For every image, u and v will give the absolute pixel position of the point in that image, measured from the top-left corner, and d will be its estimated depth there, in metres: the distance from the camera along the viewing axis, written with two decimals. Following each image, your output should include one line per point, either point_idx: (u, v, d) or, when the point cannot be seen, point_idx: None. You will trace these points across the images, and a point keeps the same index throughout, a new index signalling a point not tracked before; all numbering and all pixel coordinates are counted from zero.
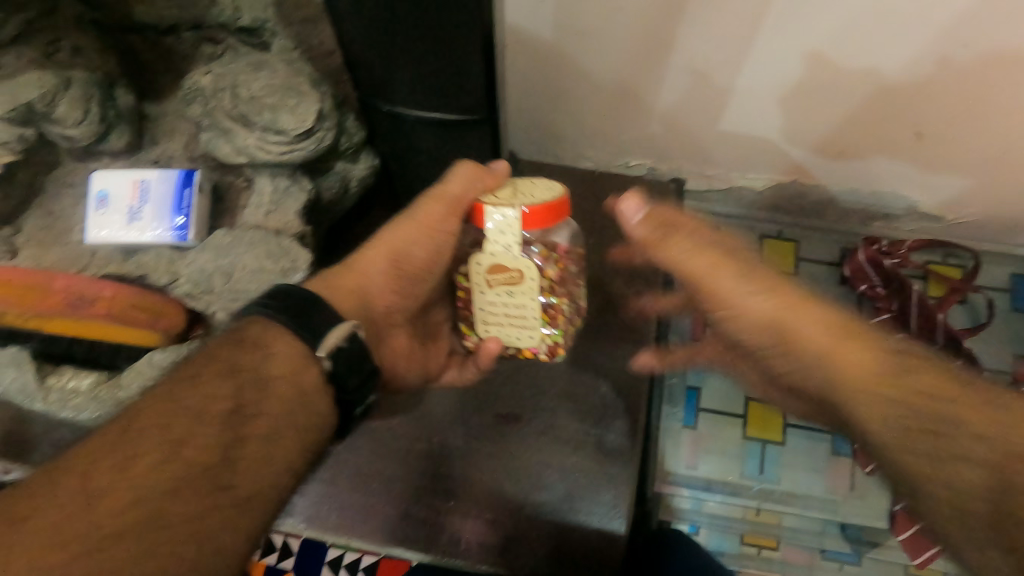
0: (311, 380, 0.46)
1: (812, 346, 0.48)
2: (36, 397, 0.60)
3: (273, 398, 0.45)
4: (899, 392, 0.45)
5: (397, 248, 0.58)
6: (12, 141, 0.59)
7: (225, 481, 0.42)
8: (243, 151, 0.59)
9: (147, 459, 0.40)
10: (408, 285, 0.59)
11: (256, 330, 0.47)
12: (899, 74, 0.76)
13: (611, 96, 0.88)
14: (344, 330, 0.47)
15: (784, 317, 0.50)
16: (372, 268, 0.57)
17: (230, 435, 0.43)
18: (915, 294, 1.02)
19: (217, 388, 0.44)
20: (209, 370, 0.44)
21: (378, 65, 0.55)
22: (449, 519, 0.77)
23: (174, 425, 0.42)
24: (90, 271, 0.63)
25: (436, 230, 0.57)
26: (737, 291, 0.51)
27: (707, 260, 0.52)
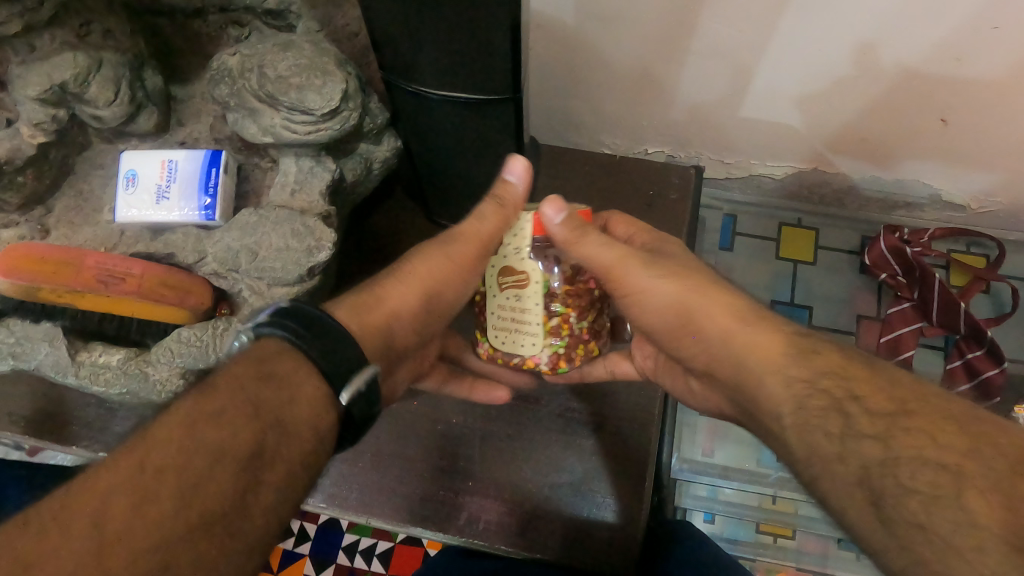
0: (328, 424, 0.48)
1: (709, 327, 0.56)
2: (66, 371, 0.60)
3: (291, 440, 0.46)
4: (797, 376, 0.49)
5: (428, 283, 0.59)
6: (46, 122, 0.60)
7: (238, 526, 0.42)
8: (269, 131, 0.60)
9: (162, 506, 0.40)
10: (425, 322, 0.61)
11: (284, 366, 0.48)
12: (923, 62, 0.76)
13: (631, 83, 0.88)
14: (369, 374, 0.49)
15: (682, 301, 0.58)
16: (398, 303, 0.58)
17: (247, 476, 0.43)
18: (938, 286, 1.01)
19: (239, 429, 0.44)
20: (231, 408, 0.45)
21: (405, 46, 0.56)
22: (467, 499, 0.78)
23: (194, 466, 0.42)
24: (120, 250, 0.66)
25: (466, 269, 0.59)
26: (639, 277, 0.59)
27: (621, 251, 0.59)
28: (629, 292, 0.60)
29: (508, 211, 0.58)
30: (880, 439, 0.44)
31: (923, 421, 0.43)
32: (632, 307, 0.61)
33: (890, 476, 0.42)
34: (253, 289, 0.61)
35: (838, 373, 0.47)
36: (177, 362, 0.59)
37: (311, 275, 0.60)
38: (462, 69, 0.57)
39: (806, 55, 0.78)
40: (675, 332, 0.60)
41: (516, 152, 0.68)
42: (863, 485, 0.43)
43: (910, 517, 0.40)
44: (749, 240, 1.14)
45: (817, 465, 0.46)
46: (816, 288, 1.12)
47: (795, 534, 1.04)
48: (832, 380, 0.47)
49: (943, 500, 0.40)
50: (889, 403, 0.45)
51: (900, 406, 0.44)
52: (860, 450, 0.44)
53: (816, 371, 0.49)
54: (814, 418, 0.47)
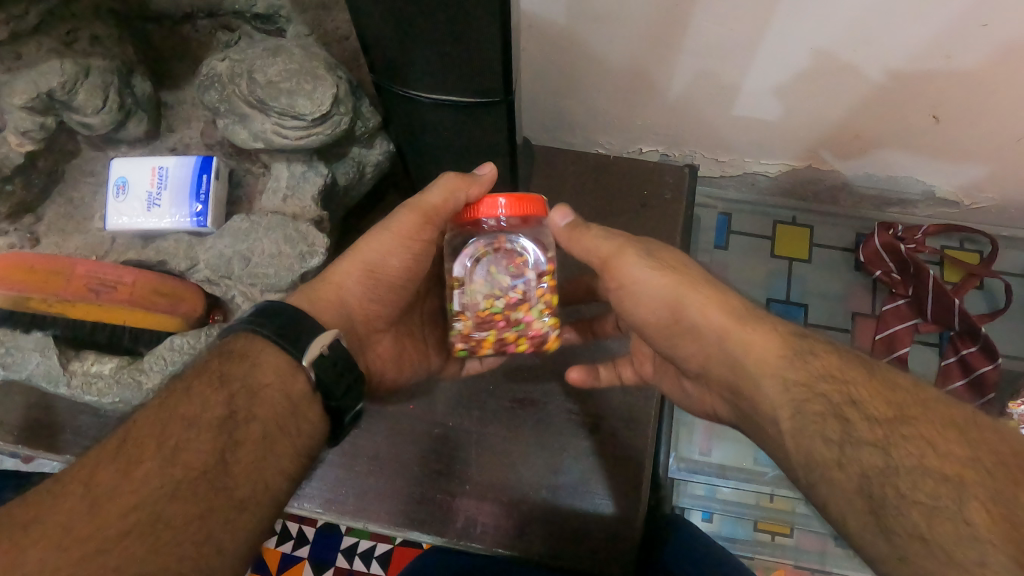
0: (299, 389, 0.50)
1: (703, 325, 0.54)
2: (58, 381, 0.59)
3: (264, 404, 0.48)
4: (796, 379, 0.48)
5: (370, 260, 0.59)
6: (34, 130, 0.59)
7: (222, 485, 0.45)
8: (260, 136, 0.59)
9: (147, 466, 0.43)
10: (387, 293, 0.61)
11: (241, 341, 0.50)
12: (914, 59, 0.76)
13: (623, 82, 0.88)
14: (326, 339, 0.50)
15: (677, 297, 0.55)
16: (347, 278, 0.59)
17: (223, 439, 0.46)
18: (931, 279, 1.02)
19: (208, 396, 0.47)
20: (199, 382, 0.47)
21: (395, 51, 0.56)
22: (464, 502, 0.77)
23: (170, 432, 0.45)
24: (111, 257, 0.65)
25: (410, 239, 0.59)
26: (633, 271, 0.56)
27: (615, 244, 0.57)
28: (620, 288, 0.58)
29: (465, 185, 0.57)
30: (879, 445, 0.44)
31: (923, 426, 0.44)
32: (626, 301, 0.59)
33: (890, 486, 0.43)
34: (246, 295, 0.61)
35: (834, 378, 0.48)
36: (170, 371, 0.58)
37: (304, 282, 0.60)
38: (453, 73, 0.57)
39: (798, 53, 0.78)
40: (669, 328, 0.57)
41: (508, 154, 0.68)
42: (862, 494, 0.44)
43: (912, 530, 0.41)
44: (743, 238, 1.14)
45: (818, 469, 0.46)
46: (810, 284, 1.12)
47: (792, 532, 1.05)
48: (832, 383, 0.47)
49: (944, 507, 0.41)
50: (887, 409, 0.45)
51: (898, 412, 0.45)
52: (860, 456, 0.44)
53: (814, 374, 0.48)
54: (812, 421, 0.47)
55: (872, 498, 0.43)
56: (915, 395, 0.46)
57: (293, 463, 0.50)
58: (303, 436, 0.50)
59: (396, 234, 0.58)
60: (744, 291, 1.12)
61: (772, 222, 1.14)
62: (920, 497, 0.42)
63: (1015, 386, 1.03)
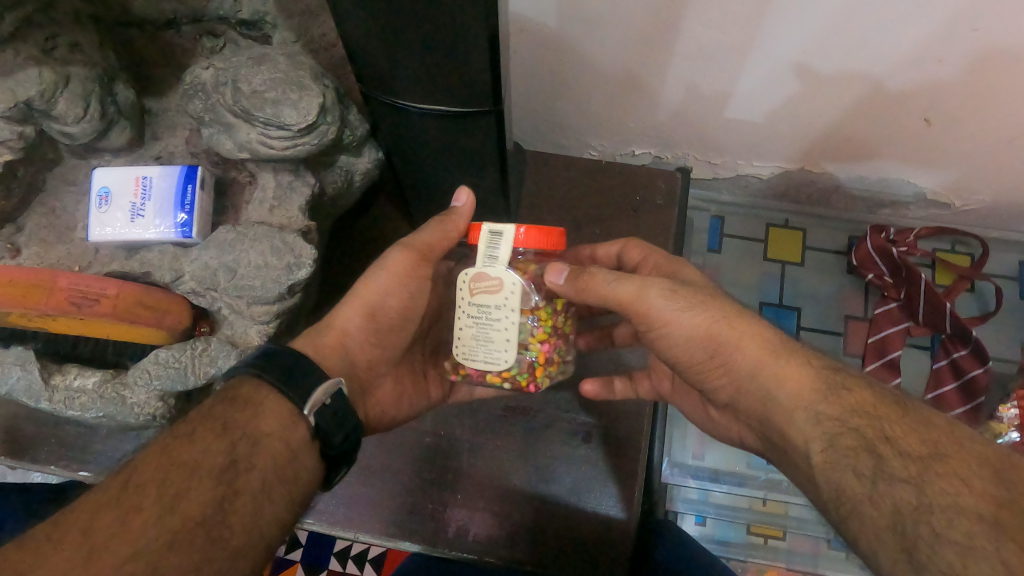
0: (300, 437, 0.50)
1: (740, 359, 0.54)
2: (39, 396, 0.58)
3: (264, 453, 0.48)
4: (828, 413, 0.49)
5: (372, 302, 0.60)
6: (12, 139, 0.58)
7: (221, 536, 0.44)
8: (246, 146, 0.58)
9: (144, 517, 0.42)
10: (387, 337, 0.61)
11: (245, 389, 0.50)
12: (903, 63, 0.76)
13: (615, 86, 0.87)
14: (329, 387, 0.51)
15: (710, 334, 0.54)
16: (348, 323, 0.59)
17: (224, 489, 0.45)
18: (924, 284, 1.02)
19: (210, 444, 0.47)
20: (201, 428, 0.47)
21: (382, 60, 0.55)
22: (456, 512, 0.77)
23: (170, 480, 0.44)
24: (94, 268, 0.64)
25: (410, 279, 0.60)
26: (663, 311, 0.55)
27: (636, 286, 0.55)
28: (656, 326, 0.56)
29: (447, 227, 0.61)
30: (913, 482, 0.44)
31: (959, 466, 0.43)
32: (655, 340, 0.57)
33: (925, 523, 0.42)
34: (232, 307, 0.60)
35: (868, 414, 0.48)
36: (154, 385, 0.58)
37: (291, 293, 0.59)
38: (441, 79, 0.56)
39: (790, 57, 0.77)
40: (702, 364, 0.56)
41: (498, 162, 0.67)
42: (894, 530, 0.43)
43: (947, 568, 0.40)
44: (736, 240, 1.14)
45: (848, 503, 0.45)
46: (802, 287, 1.12)
47: (785, 535, 1.04)
48: (865, 419, 0.47)
49: (977, 537, 0.40)
50: (922, 446, 0.45)
51: (933, 450, 0.45)
52: (893, 493, 0.44)
53: (848, 408, 0.48)
54: (843, 457, 0.46)
55: (904, 534, 0.42)
56: (950, 434, 0.45)
57: (289, 513, 0.49)
58: (299, 485, 0.49)
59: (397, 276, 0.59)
60: (736, 294, 1.12)
61: (765, 225, 1.14)
62: (954, 533, 0.41)
63: (1006, 388, 1.04)
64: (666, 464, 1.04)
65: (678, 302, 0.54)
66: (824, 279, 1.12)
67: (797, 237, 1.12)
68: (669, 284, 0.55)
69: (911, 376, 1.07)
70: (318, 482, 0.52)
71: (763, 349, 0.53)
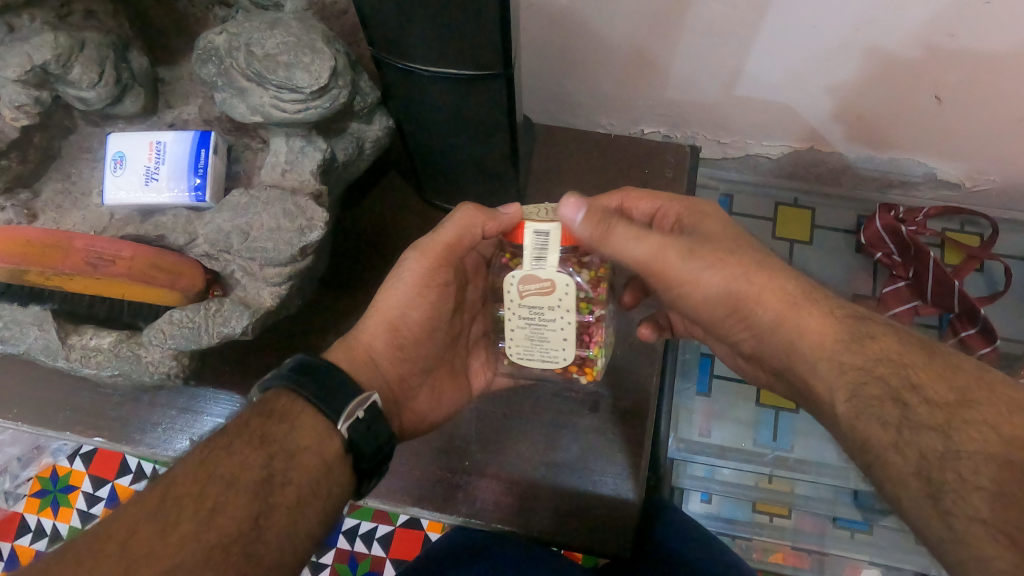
0: (334, 451, 0.51)
1: (760, 313, 0.55)
2: (57, 355, 0.59)
3: (299, 468, 0.49)
4: (852, 362, 0.51)
5: (393, 316, 0.61)
6: (29, 104, 0.59)
7: (253, 552, 0.46)
8: (259, 110, 0.59)
9: (181, 531, 0.44)
10: (415, 347, 0.62)
11: (282, 400, 0.51)
12: (916, 37, 0.75)
13: (625, 63, 0.88)
14: (366, 399, 0.52)
15: (730, 291, 0.55)
16: (376, 340, 0.60)
17: (258, 504, 0.47)
18: (932, 263, 1.00)
19: (247, 457, 0.48)
20: (241, 441, 0.49)
21: (394, 23, 0.55)
22: (465, 479, 0.78)
23: (207, 494, 0.46)
24: (109, 233, 0.65)
25: (427, 286, 0.61)
26: (682, 270, 0.55)
27: (655, 245, 0.55)
28: (674, 286, 0.56)
29: (475, 220, 0.60)
30: (940, 430, 0.46)
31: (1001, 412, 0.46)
32: (678, 299, 0.58)
33: None
34: (246, 269, 0.60)
35: (894, 362, 0.50)
36: (169, 344, 0.58)
37: (304, 255, 0.60)
38: (450, 41, 0.56)
39: (800, 30, 0.77)
40: (723, 319, 0.58)
41: (509, 129, 0.67)
42: None
43: None
44: (745, 219, 1.14)
45: None
46: (813, 268, 1.12)
47: (791, 514, 1.07)
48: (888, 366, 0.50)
49: None
50: (950, 393, 0.47)
51: (962, 397, 0.47)
52: (919, 440, 0.46)
53: (875, 357, 0.50)
54: (870, 406, 0.49)
55: (930, 481, 0.45)
56: (979, 378, 0.48)
57: (321, 525, 0.50)
58: (333, 499, 0.51)
59: (412, 283, 0.60)
60: None
61: (774, 203, 1.14)
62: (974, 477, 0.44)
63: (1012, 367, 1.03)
64: (672, 441, 1.04)
65: (700, 266, 0.55)
66: (831, 257, 1.12)
67: (807, 215, 1.12)
68: (686, 243, 0.55)
69: None
70: (351, 493, 0.53)
71: (785, 299, 0.54)
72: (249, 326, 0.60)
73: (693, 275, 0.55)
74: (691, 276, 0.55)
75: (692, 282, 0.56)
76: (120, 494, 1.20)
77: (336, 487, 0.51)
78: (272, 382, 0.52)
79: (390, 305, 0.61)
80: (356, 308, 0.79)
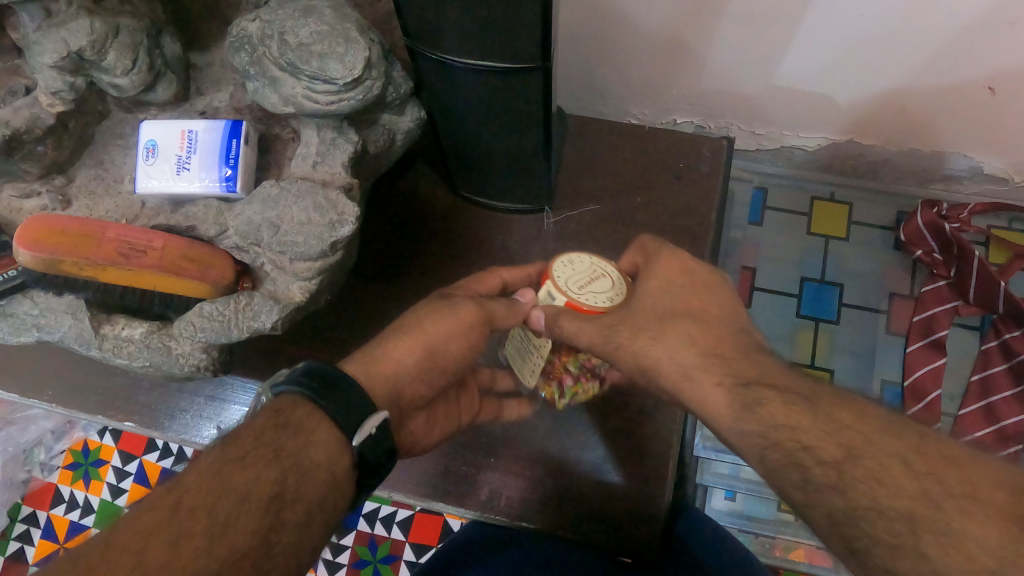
0: (344, 467, 0.50)
1: (661, 378, 0.53)
2: (90, 344, 0.60)
3: (312, 483, 0.48)
4: (752, 432, 0.46)
5: (431, 342, 0.59)
6: (64, 90, 0.59)
7: (262, 568, 0.45)
8: (291, 101, 0.58)
9: (195, 543, 0.43)
10: (435, 371, 0.60)
11: (299, 413, 0.50)
12: (975, 24, 0.72)
13: (663, 51, 0.85)
14: (378, 417, 0.51)
15: (636, 366, 0.54)
16: (400, 361, 0.58)
17: (270, 519, 0.46)
18: (976, 263, 0.97)
19: (261, 471, 0.47)
20: (257, 453, 0.47)
21: (431, 12, 0.53)
22: (489, 476, 0.76)
23: (220, 507, 0.45)
24: (141, 221, 0.65)
25: (471, 328, 0.60)
26: (587, 353, 0.55)
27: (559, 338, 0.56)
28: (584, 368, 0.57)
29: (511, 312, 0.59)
30: (837, 488, 0.41)
31: None
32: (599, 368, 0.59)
33: None
34: (275, 263, 0.60)
35: (785, 425, 0.44)
36: (199, 337, 0.59)
37: (334, 250, 0.59)
38: (489, 31, 0.54)
39: (849, 17, 0.74)
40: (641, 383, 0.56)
41: (544, 122, 0.65)
42: None
43: None
44: (780, 214, 1.11)
45: None
46: (848, 265, 1.09)
47: None
48: (784, 432, 0.44)
49: None
50: (836, 451, 0.42)
51: (848, 453, 0.42)
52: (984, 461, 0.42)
53: (774, 423, 0.45)
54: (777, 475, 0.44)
55: None
56: (866, 434, 0.42)
57: (324, 540, 0.49)
58: (336, 513, 0.50)
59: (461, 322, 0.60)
60: (777, 268, 1.10)
61: (810, 198, 1.11)
62: None
63: None
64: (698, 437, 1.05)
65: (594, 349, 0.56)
66: (867, 254, 1.09)
67: (843, 210, 1.09)
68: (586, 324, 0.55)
69: (958, 358, 1.03)
70: (349, 506, 0.52)
71: (683, 360, 0.51)
72: (278, 321, 0.59)
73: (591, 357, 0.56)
74: (587, 357, 0.56)
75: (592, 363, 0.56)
76: (147, 468, 1.23)
77: (341, 502, 0.50)
78: (291, 390, 0.51)
79: (432, 332, 0.60)
80: (384, 300, 0.78)
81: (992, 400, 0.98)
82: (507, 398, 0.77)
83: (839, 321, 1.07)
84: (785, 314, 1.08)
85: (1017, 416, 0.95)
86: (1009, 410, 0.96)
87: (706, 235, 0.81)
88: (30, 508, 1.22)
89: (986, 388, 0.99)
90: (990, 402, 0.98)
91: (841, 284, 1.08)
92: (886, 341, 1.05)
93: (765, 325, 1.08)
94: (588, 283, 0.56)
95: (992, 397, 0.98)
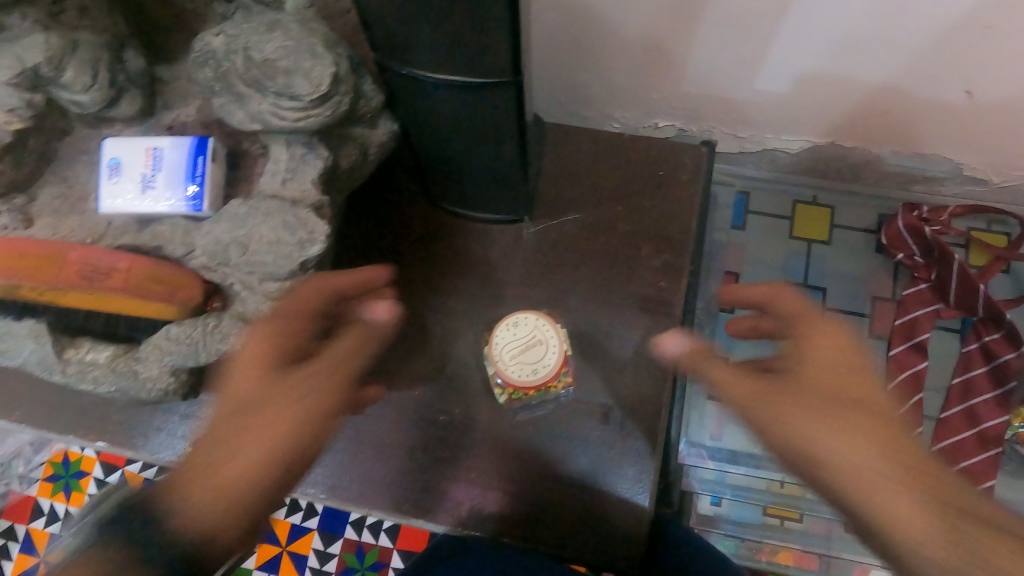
0: (226, 534, 0.48)
1: (763, 412, 0.56)
2: (53, 369, 0.58)
3: (204, 556, 0.47)
4: (871, 466, 0.52)
5: (276, 378, 0.53)
6: (20, 108, 0.56)
7: None
8: (258, 117, 0.56)
9: None
10: (296, 398, 0.52)
11: (160, 496, 0.48)
12: (950, 29, 0.71)
13: (642, 56, 0.84)
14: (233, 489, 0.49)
15: (754, 396, 0.57)
16: (260, 403, 0.52)
17: None
18: (956, 266, 0.97)
19: (139, 552, 0.45)
20: (137, 537, 0.46)
21: (398, 26, 0.52)
22: (470, 491, 0.74)
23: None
24: (106, 241, 0.63)
25: (267, 392, 0.52)
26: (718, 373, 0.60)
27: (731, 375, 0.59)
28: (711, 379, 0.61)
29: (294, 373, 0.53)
30: (911, 488, 0.51)
31: None
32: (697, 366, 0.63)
33: None
34: (245, 283, 0.59)
35: (930, 474, 0.51)
36: (166, 360, 0.58)
37: (305, 270, 0.58)
38: (458, 46, 0.53)
39: (828, 21, 0.73)
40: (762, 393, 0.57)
41: (520, 135, 0.64)
42: None
43: None
44: (762, 218, 1.11)
45: None
46: (831, 268, 1.09)
47: (801, 517, 1.08)
48: (821, 451, 0.54)
49: None
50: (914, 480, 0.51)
51: (943, 500, 0.50)
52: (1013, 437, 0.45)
53: (921, 476, 0.51)
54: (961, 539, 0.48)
55: None
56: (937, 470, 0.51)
57: None
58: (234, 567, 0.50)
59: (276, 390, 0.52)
60: (761, 272, 1.10)
61: (792, 202, 1.11)
62: None
63: None
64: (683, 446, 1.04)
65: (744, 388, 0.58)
66: (849, 258, 1.08)
67: (825, 215, 1.09)
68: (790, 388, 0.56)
69: (941, 360, 1.03)
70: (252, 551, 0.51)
71: (815, 406, 0.55)
72: None
73: (712, 383, 0.61)
74: (724, 387, 0.59)
75: (716, 389, 0.60)
76: (129, 481, 1.23)
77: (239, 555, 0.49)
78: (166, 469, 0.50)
79: (274, 378, 0.53)
80: None
81: (972, 402, 0.98)
82: (488, 411, 0.76)
83: (822, 325, 1.06)
84: (769, 318, 1.08)
85: (998, 418, 0.96)
86: (989, 412, 0.96)
87: (687, 244, 0.81)
88: (8, 521, 1.22)
89: (967, 391, 0.98)
90: (971, 405, 0.98)
91: (824, 288, 1.08)
92: (869, 345, 1.05)
93: (747, 331, 1.08)
94: (525, 350, 0.71)
95: (973, 400, 0.98)
